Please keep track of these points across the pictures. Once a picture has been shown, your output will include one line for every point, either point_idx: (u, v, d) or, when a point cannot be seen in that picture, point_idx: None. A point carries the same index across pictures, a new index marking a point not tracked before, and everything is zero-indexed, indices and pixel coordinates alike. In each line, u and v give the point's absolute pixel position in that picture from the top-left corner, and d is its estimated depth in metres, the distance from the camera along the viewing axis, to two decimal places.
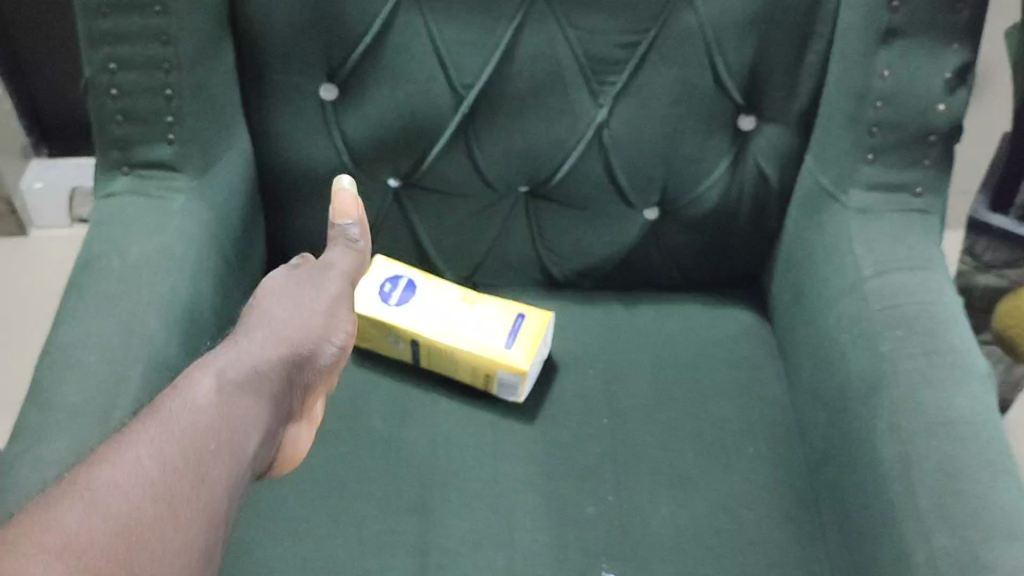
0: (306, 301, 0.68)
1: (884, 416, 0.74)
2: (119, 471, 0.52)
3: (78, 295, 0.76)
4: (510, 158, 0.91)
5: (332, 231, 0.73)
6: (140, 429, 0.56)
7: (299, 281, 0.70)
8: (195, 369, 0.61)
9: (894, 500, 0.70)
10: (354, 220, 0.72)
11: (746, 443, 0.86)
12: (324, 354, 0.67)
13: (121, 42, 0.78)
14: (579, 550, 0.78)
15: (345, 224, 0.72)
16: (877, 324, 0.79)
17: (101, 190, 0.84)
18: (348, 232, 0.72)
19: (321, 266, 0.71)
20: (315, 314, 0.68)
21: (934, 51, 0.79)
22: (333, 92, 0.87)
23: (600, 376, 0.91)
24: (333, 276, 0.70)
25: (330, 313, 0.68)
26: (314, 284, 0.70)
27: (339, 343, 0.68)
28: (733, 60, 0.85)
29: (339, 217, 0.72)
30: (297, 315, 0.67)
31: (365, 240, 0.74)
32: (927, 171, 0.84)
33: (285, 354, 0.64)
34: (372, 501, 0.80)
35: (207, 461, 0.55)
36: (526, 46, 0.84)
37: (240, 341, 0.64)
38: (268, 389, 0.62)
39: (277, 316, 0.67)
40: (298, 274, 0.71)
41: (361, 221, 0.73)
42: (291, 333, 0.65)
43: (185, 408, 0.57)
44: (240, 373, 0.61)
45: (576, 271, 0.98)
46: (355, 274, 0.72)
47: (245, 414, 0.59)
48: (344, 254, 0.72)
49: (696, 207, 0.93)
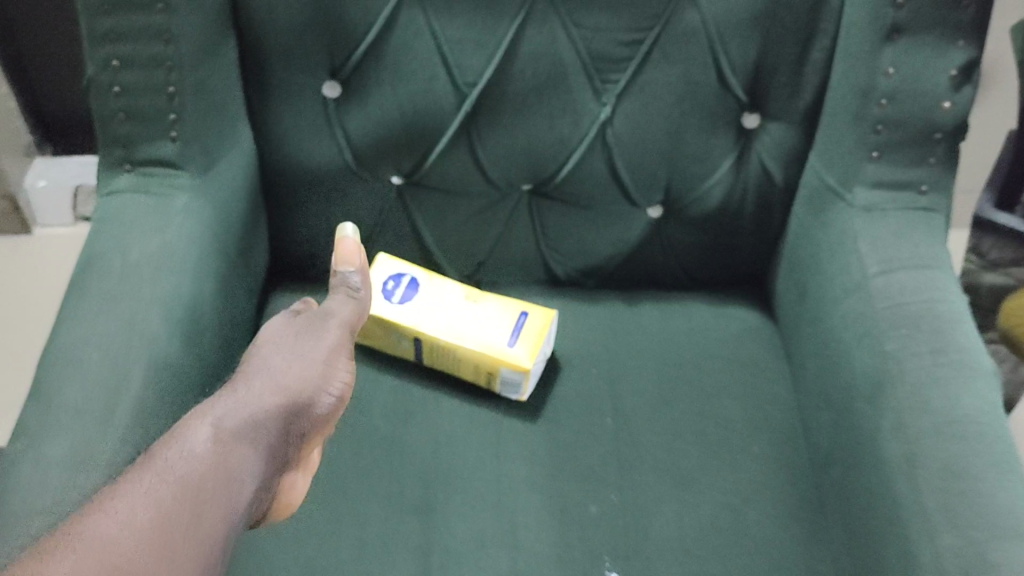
0: (305, 347, 0.68)
1: (890, 416, 0.73)
2: (113, 520, 0.53)
3: (80, 294, 0.76)
4: (513, 156, 0.90)
5: (334, 279, 0.75)
6: (137, 478, 0.56)
7: (298, 328, 0.70)
8: (193, 418, 0.61)
9: (899, 501, 0.70)
10: (356, 269, 0.75)
11: (750, 443, 0.86)
12: (326, 401, 0.66)
13: (123, 40, 0.78)
14: (583, 550, 0.78)
15: (346, 271, 0.74)
16: (883, 323, 0.78)
17: (103, 188, 0.84)
18: (349, 281, 0.74)
19: (322, 312, 0.72)
20: (314, 361, 0.67)
21: (939, 49, 0.79)
22: (336, 90, 0.87)
23: (604, 376, 0.90)
24: (334, 324, 0.71)
25: (329, 361, 0.68)
26: (315, 332, 0.70)
27: (337, 392, 0.67)
28: (737, 58, 0.84)
29: (342, 265, 0.75)
30: (297, 362, 0.66)
31: (366, 290, 0.76)
32: (932, 169, 0.83)
33: (284, 402, 0.63)
34: (375, 501, 0.80)
35: (200, 511, 0.55)
36: (529, 44, 0.84)
37: (241, 388, 0.64)
38: (267, 436, 0.61)
39: (275, 361, 0.66)
40: (300, 320, 0.71)
41: (363, 272, 0.75)
42: (291, 378, 0.65)
43: (181, 457, 0.57)
44: (239, 422, 0.61)
45: (579, 270, 0.98)
46: (354, 321, 0.73)
47: (243, 461, 0.59)
48: (344, 302, 0.73)
49: (700, 205, 0.93)
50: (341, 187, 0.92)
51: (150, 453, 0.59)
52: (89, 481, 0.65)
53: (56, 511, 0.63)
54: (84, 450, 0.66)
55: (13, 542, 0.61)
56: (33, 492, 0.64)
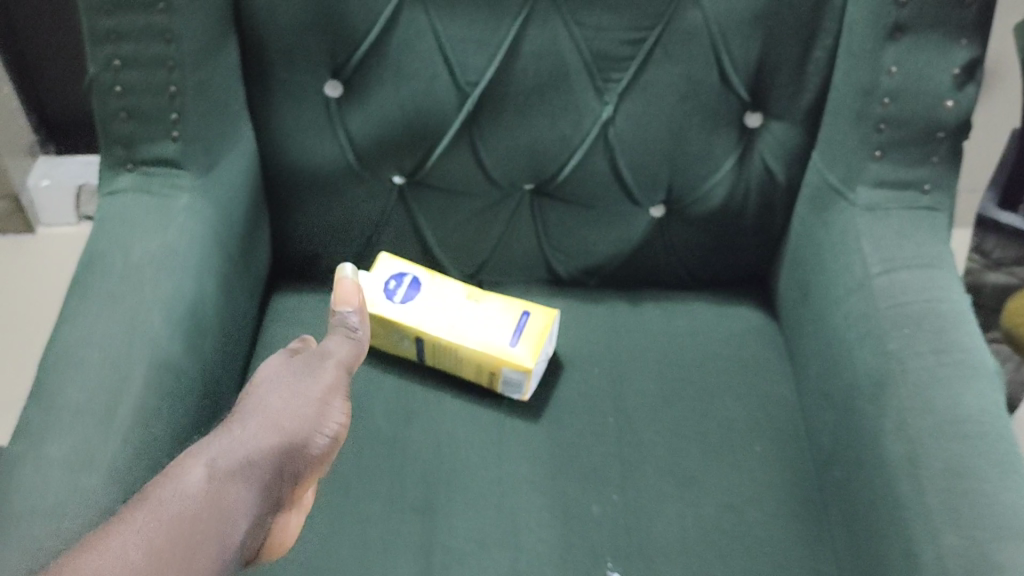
0: (301, 387, 0.68)
1: (892, 416, 0.73)
2: (104, 562, 0.52)
3: (81, 293, 0.76)
4: (514, 156, 0.90)
5: (333, 318, 0.76)
6: (130, 517, 0.56)
7: (295, 367, 0.70)
8: (188, 457, 0.61)
9: (901, 501, 0.70)
10: (354, 308, 0.77)
11: (752, 442, 0.86)
12: (321, 440, 0.66)
13: (124, 40, 0.78)
14: (585, 549, 0.78)
15: (346, 310, 0.76)
16: (886, 322, 0.78)
17: (105, 188, 0.84)
18: (348, 320, 0.76)
19: (319, 352, 0.72)
20: (309, 401, 0.67)
21: (942, 48, 0.79)
22: (338, 90, 0.87)
23: (606, 375, 0.90)
24: (330, 364, 0.71)
25: (325, 401, 0.68)
26: (311, 371, 0.70)
27: (331, 432, 0.67)
28: (739, 56, 0.84)
29: (341, 304, 0.77)
30: (292, 402, 0.66)
31: (363, 330, 0.77)
32: (934, 168, 0.83)
33: (279, 442, 0.63)
34: (377, 501, 0.80)
35: (192, 550, 0.55)
36: (532, 43, 0.84)
37: (236, 427, 0.64)
38: (264, 475, 0.61)
39: (270, 401, 0.66)
40: (296, 359, 0.71)
41: (362, 311, 0.77)
42: (287, 418, 0.65)
43: (175, 497, 0.57)
44: (233, 461, 0.60)
45: (582, 269, 0.98)
46: (351, 361, 0.73)
47: (236, 500, 0.59)
48: (343, 341, 0.75)
49: (702, 204, 0.93)
50: (343, 187, 0.92)
51: (144, 492, 0.59)
52: (90, 481, 0.65)
53: (56, 511, 0.63)
54: (85, 450, 0.66)
55: (14, 542, 0.61)
56: (34, 492, 0.64)
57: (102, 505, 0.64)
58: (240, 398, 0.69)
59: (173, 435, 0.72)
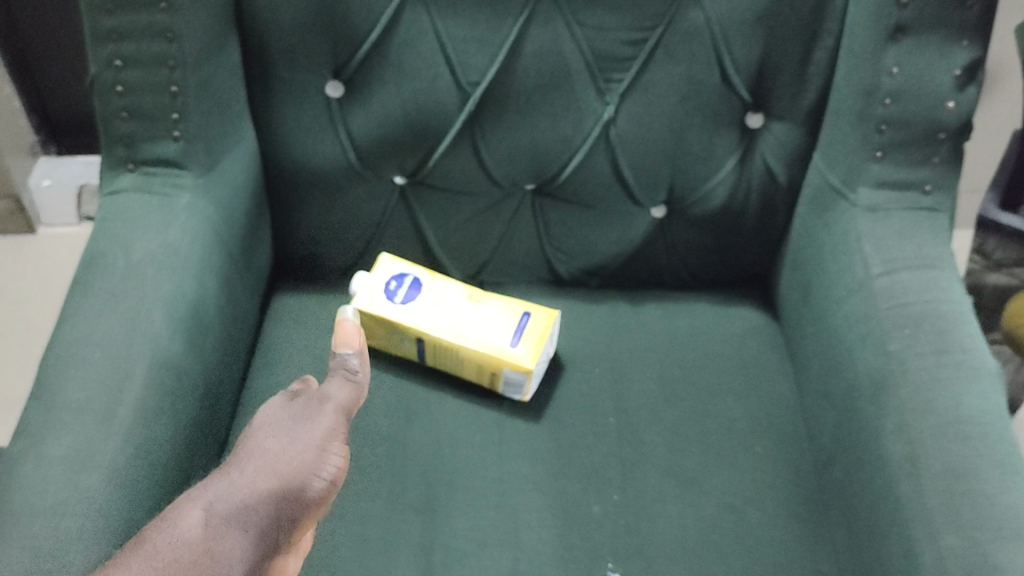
0: (300, 431, 0.68)
1: (893, 417, 0.73)
2: None
3: (82, 292, 0.76)
4: (516, 156, 0.90)
5: (334, 360, 0.78)
6: (122, 565, 0.55)
7: (294, 410, 0.70)
8: (184, 502, 0.60)
9: (901, 501, 0.70)
10: (355, 351, 0.78)
11: (753, 443, 0.86)
12: (319, 485, 0.66)
13: (126, 40, 0.78)
14: (585, 549, 0.78)
15: (346, 352, 0.78)
16: (887, 323, 0.78)
17: (106, 187, 0.84)
18: (348, 363, 0.77)
19: (318, 395, 0.73)
20: (309, 445, 0.67)
21: (943, 49, 0.79)
22: (339, 90, 0.87)
23: (606, 375, 0.90)
24: (328, 408, 0.71)
25: (323, 446, 0.68)
26: (308, 416, 0.70)
27: (329, 476, 0.67)
28: (741, 57, 0.84)
29: (342, 345, 0.78)
30: (290, 447, 0.66)
31: (363, 372, 0.78)
32: (935, 169, 0.83)
33: (276, 488, 0.63)
34: (377, 500, 0.80)
35: None
36: (533, 43, 0.84)
37: (233, 474, 0.63)
38: (259, 521, 0.60)
39: (267, 447, 0.66)
40: (295, 403, 0.71)
41: (362, 354, 0.79)
42: (284, 464, 0.65)
43: (169, 543, 0.57)
44: (229, 507, 0.60)
45: (582, 269, 0.98)
46: (351, 403, 0.75)
47: (232, 547, 0.58)
48: (343, 383, 0.76)
49: (703, 204, 0.93)
50: (344, 187, 0.92)
51: (140, 537, 0.59)
52: (91, 479, 0.65)
53: (57, 509, 0.63)
54: (86, 448, 0.67)
55: (15, 541, 0.61)
56: (35, 491, 0.64)
57: (102, 503, 0.64)
58: (238, 442, 0.69)
59: (174, 434, 0.72)
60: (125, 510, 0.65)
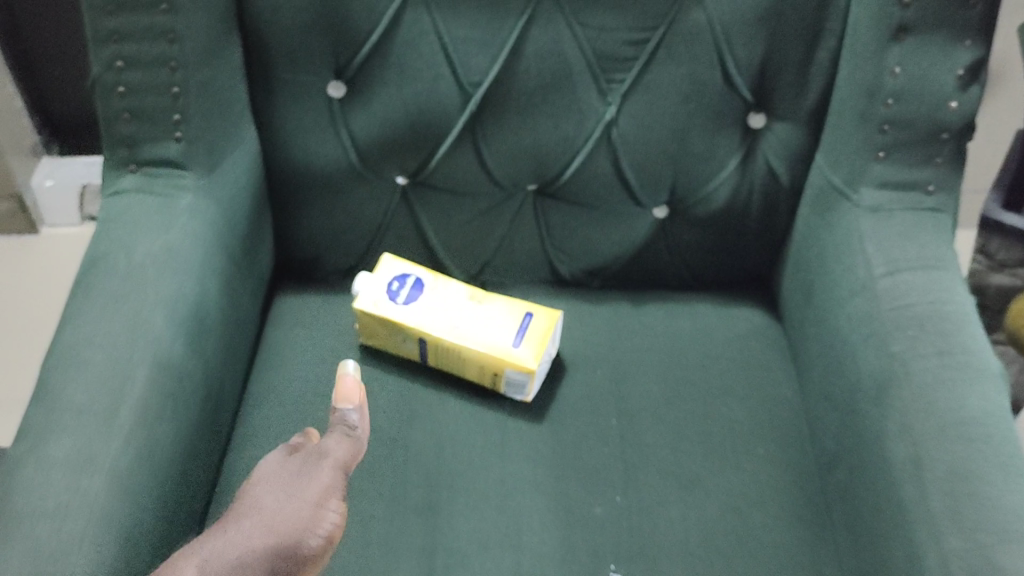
0: (297, 487, 0.66)
1: (896, 418, 0.73)
2: None
3: (83, 293, 0.76)
4: (518, 157, 0.90)
5: (333, 416, 0.75)
6: None
7: (292, 466, 0.68)
8: (176, 564, 0.60)
9: (904, 502, 0.69)
10: (354, 407, 0.75)
11: (755, 444, 0.85)
12: (314, 542, 0.64)
13: (127, 41, 0.77)
14: (587, 550, 0.78)
15: (346, 408, 0.75)
16: (890, 323, 0.78)
17: (108, 188, 0.84)
18: (348, 419, 0.75)
19: (316, 453, 0.70)
20: (304, 502, 0.65)
21: (945, 49, 0.78)
22: (341, 90, 0.87)
23: (608, 376, 0.90)
24: (326, 464, 0.69)
25: (320, 501, 0.66)
26: (306, 471, 0.68)
27: (325, 533, 0.65)
28: (743, 57, 0.84)
29: (342, 401, 0.76)
30: (285, 505, 0.65)
31: (364, 430, 0.75)
32: (938, 169, 0.83)
33: (266, 550, 0.61)
34: (379, 501, 0.80)
35: None
36: (535, 43, 0.83)
37: (226, 533, 0.63)
38: None
39: (263, 507, 0.65)
40: (293, 458, 0.70)
41: (361, 410, 0.76)
42: (277, 522, 0.63)
43: None
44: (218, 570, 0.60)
45: (585, 269, 0.98)
46: (349, 459, 0.71)
47: None
48: (342, 439, 0.72)
49: (706, 205, 0.93)
50: (346, 188, 0.92)
51: None
52: (92, 482, 0.65)
53: (58, 512, 0.63)
54: (88, 450, 0.67)
55: (16, 543, 0.61)
56: (36, 493, 0.64)
57: (103, 505, 0.64)
58: (238, 498, 0.68)
59: (176, 436, 0.72)
60: (126, 512, 0.65)
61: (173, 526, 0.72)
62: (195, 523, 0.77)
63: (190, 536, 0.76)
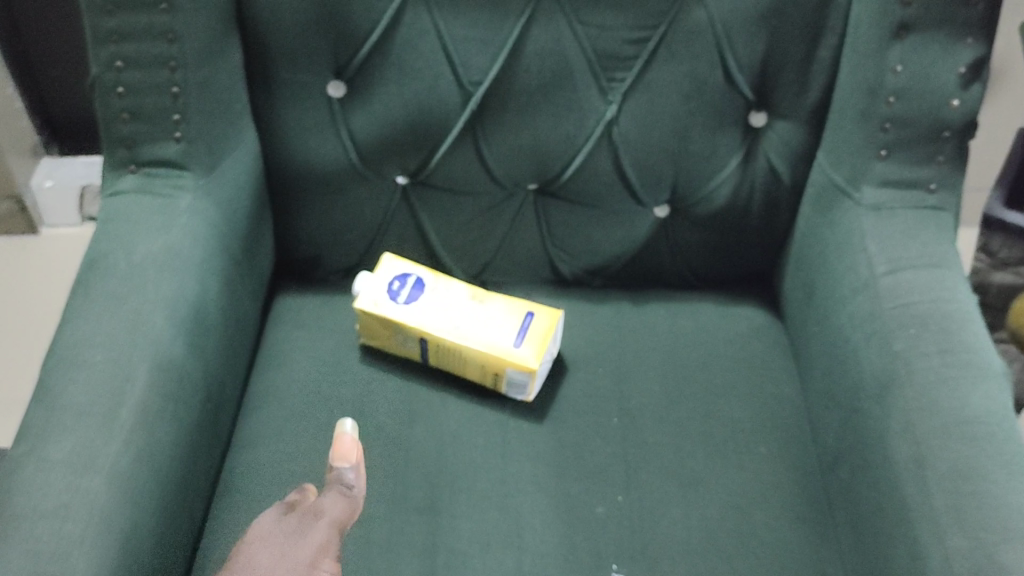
0: (292, 549, 0.69)
1: (898, 417, 0.73)
2: None
3: (83, 294, 0.76)
4: (518, 156, 0.90)
5: (330, 474, 0.78)
6: None
7: (288, 526, 0.71)
8: None
9: (906, 501, 0.69)
10: (351, 465, 0.78)
11: (757, 443, 0.85)
12: None
13: (126, 41, 0.77)
14: (589, 550, 0.78)
15: (342, 466, 0.78)
16: (892, 322, 0.78)
17: (108, 188, 0.84)
18: (344, 477, 0.77)
19: (313, 510, 0.73)
20: (298, 565, 0.68)
21: (947, 47, 0.78)
22: (341, 90, 0.87)
23: (610, 375, 0.90)
24: (320, 524, 0.71)
25: (313, 563, 0.68)
26: (302, 532, 0.71)
27: None
28: (743, 55, 0.84)
29: (339, 460, 0.79)
30: (279, 567, 0.68)
31: (361, 488, 0.78)
32: (940, 167, 0.83)
33: None
34: (380, 501, 0.80)
35: None
36: (535, 42, 0.83)
37: None
38: None
39: (257, 567, 0.68)
40: (290, 516, 0.72)
41: (358, 468, 0.79)
42: None
43: None
44: None
45: (585, 268, 0.98)
46: (345, 518, 0.74)
47: None
48: (338, 497, 0.75)
49: (707, 204, 0.92)
50: (346, 187, 0.91)
51: None
52: (92, 482, 0.65)
53: (58, 513, 0.63)
54: (88, 451, 0.66)
55: (16, 545, 0.61)
56: (36, 494, 0.64)
57: (104, 506, 0.64)
58: (237, 550, 0.71)
59: (176, 436, 0.72)
60: (127, 513, 0.65)
61: (174, 527, 0.72)
62: (196, 525, 0.77)
63: (190, 538, 0.75)
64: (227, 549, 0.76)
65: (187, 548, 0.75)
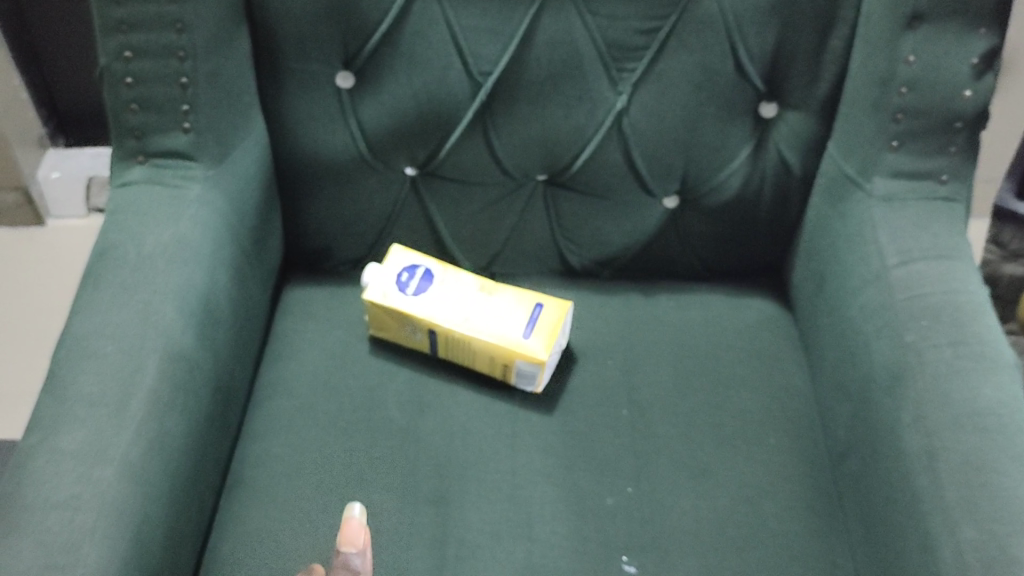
0: None
1: (910, 408, 0.72)
2: None
3: (93, 285, 0.76)
4: (528, 147, 0.90)
5: (335, 560, 0.69)
6: None
7: None
8: None
9: (918, 493, 0.69)
10: (358, 550, 0.70)
11: (767, 434, 0.85)
12: None
13: (135, 30, 0.77)
14: (599, 542, 0.78)
15: (349, 552, 0.69)
16: (904, 313, 0.77)
17: (117, 179, 0.84)
18: (350, 563, 0.69)
19: None
20: None
21: (961, 37, 0.77)
22: (350, 80, 0.86)
23: (620, 367, 0.90)
24: None
25: None
26: None
27: None
28: (754, 45, 0.83)
29: (345, 545, 0.70)
30: None
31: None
32: (952, 158, 0.82)
33: None
34: (390, 492, 0.80)
35: None
36: (545, 32, 0.83)
37: None
38: None
39: None
40: None
41: (365, 554, 0.71)
42: None
43: None
44: None
45: (595, 260, 0.98)
46: None
47: None
48: None
49: (716, 195, 0.92)
50: (355, 178, 0.91)
51: None
52: (103, 473, 0.65)
53: (70, 504, 0.63)
54: (98, 442, 0.66)
55: (28, 536, 0.61)
56: (47, 484, 0.64)
57: (114, 498, 0.64)
58: None
59: (186, 428, 0.72)
60: (138, 505, 0.65)
61: (184, 518, 0.72)
62: (206, 516, 0.77)
63: (200, 529, 0.75)
64: (237, 540, 0.76)
65: (197, 538, 0.75)
